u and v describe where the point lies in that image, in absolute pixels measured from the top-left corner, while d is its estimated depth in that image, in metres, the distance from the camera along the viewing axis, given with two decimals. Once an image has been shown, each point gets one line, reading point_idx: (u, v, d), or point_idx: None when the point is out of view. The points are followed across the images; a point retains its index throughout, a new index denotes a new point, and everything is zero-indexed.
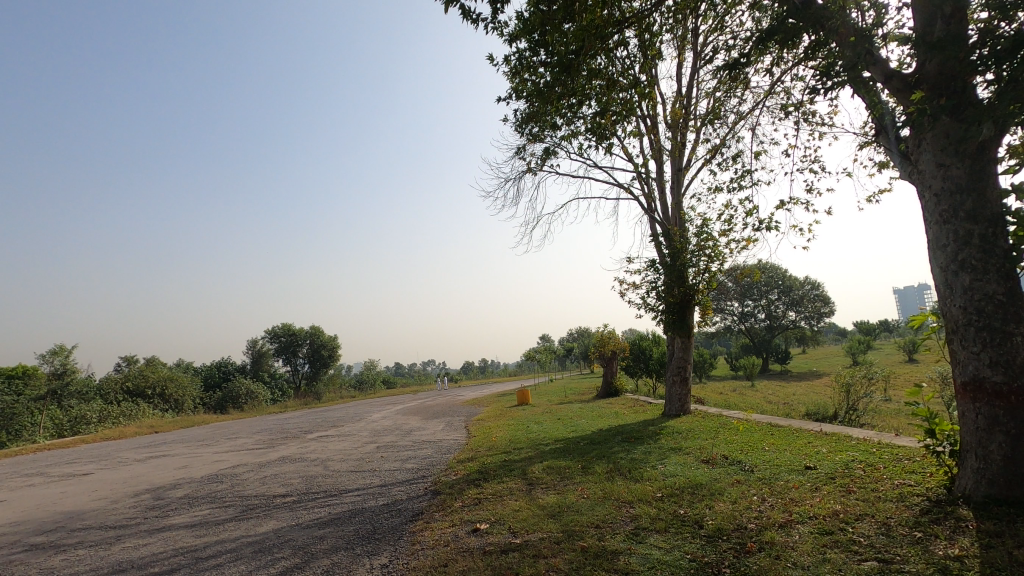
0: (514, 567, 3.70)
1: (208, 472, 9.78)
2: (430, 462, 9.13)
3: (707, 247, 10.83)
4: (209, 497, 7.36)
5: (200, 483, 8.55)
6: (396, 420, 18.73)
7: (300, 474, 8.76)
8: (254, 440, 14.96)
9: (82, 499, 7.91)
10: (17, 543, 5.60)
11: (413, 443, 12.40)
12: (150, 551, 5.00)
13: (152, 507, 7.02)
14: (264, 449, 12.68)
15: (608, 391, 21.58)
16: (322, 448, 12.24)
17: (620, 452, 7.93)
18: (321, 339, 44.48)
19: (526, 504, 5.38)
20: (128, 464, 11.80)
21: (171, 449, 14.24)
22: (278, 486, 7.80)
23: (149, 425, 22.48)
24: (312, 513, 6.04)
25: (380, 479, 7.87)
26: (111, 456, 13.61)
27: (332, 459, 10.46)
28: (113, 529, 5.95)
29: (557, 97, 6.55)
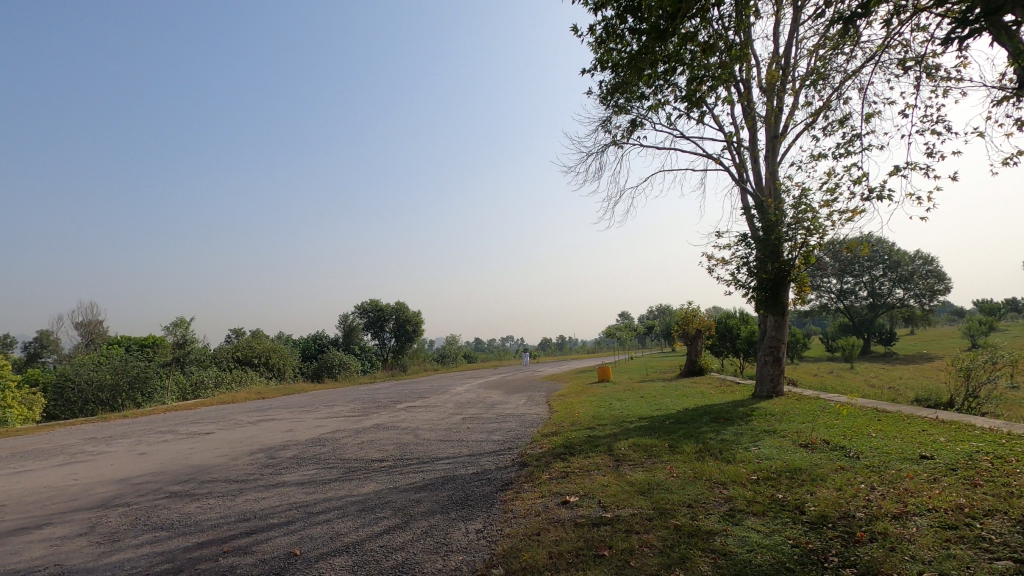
0: (607, 541, 3.73)
1: (311, 435, 10.59)
2: (515, 435, 9.34)
3: (806, 219, 10.08)
4: (314, 458, 7.98)
5: (305, 445, 9.28)
6: (479, 394, 19.28)
7: (394, 441, 9.28)
8: (349, 408, 15.97)
9: (208, 454, 8.85)
10: (160, 490, 6.39)
11: (496, 415, 12.72)
12: (269, 504, 5.53)
13: (267, 464, 7.73)
14: (358, 417, 13.51)
15: (691, 369, 20.93)
16: (411, 418, 12.84)
17: (709, 432, 7.69)
18: (406, 314, 46.53)
19: (614, 480, 5.38)
20: (242, 425, 13.04)
21: (278, 413, 15.54)
22: (375, 452, 8.30)
23: (256, 391, 24.64)
24: (407, 477, 6.39)
25: (469, 449, 8.17)
26: (227, 417, 15.08)
27: (422, 428, 10.97)
28: (235, 482, 6.63)
29: (647, 64, 6.27)
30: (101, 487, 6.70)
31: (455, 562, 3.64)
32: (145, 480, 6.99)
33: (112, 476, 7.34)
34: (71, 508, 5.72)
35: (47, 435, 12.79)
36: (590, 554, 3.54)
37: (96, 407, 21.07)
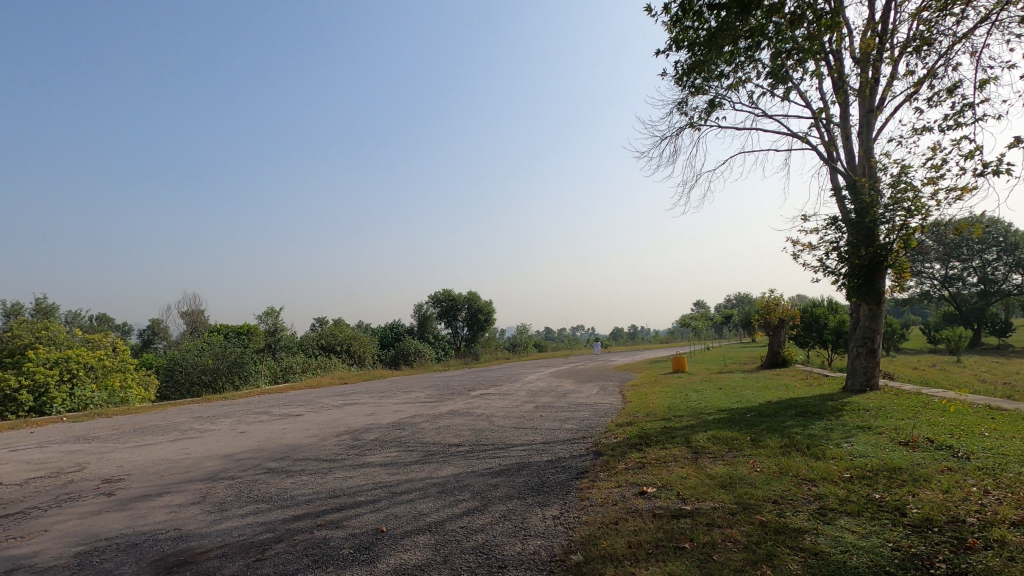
0: (688, 533, 3.66)
1: (392, 419, 11.08)
2: (588, 424, 9.31)
3: (906, 200, 9.26)
4: (395, 441, 8.35)
5: (386, 429, 9.73)
6: (551, 382, 19.37)
7: (469, 427, 9.52)
8: (426, 394, 16.54)
9: (299, 435, 9.49)
10: (260, 466, 6.94)
11: (569, 404, 12.73)
12: (357, 482, 5.86)
13: (352, 445, 8.19)
14: (434, 403, 13.95)
15: (773, 361, 19.93)
16: (485, 405, 13.12)
17: (795, 427, 7.31)
18: (478, 303, 47.43)
19: (693, 472, 5.25)
20: (328, 408, 13.86)
21: (360, 398, 16.37)
22: (452, 437, 8.56)
23: (339, 376, 26.07)
24: (484, 463, 6.55)
25: (543, 436, 8.24)
26: (315, 401, 16.05)
27: (496, 415, 11.19)
28: (325, 461, 7.07)
29: (727, 40, 5.97)
30: (209, 461, 7.37)
31: (533, 546, 3.70)
32: (246, 456, 7.61)
33: (218, 452, 8.03)
34: (186, 479, 6.32)
35: (162, 413, 14.20)
36: (670, 546, 3.48)
37: (201, 389, 23.07)
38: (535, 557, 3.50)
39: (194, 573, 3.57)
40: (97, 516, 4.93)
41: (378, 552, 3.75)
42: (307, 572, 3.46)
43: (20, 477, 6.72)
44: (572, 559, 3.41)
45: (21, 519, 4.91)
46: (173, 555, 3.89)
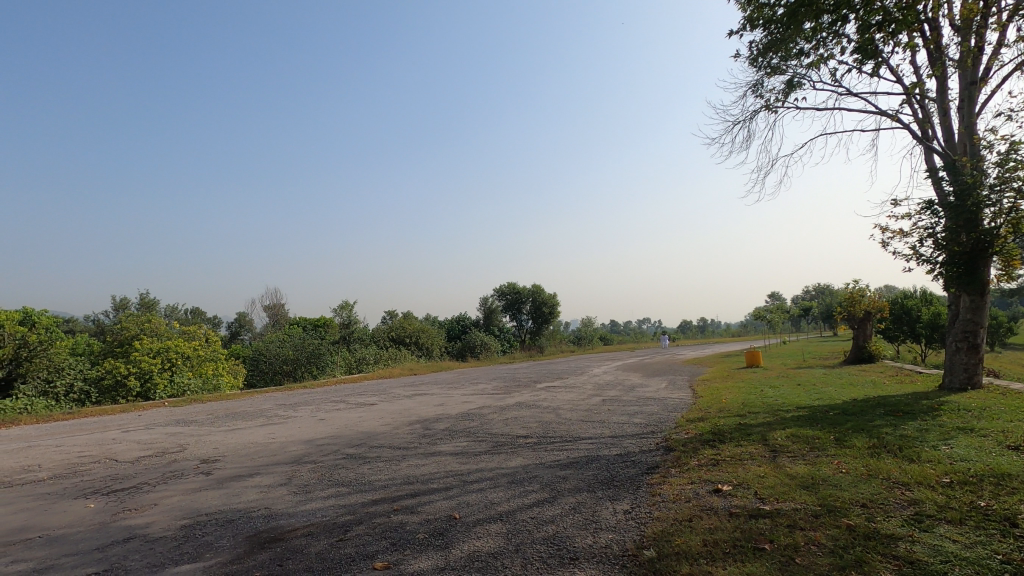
0: (768, 534, 3.52)
1: (460, 410, 11.33)
2: (657, 419, 9.12)
3: (1015, 180, 8.36)
4: (464, 432, 8.54)
5: (456, 419, 9.97)
6: (617, 376, 19.12)
7: (536, 419, 9.58)
8: (492, 386, 16.79)
9: (374, 423, 9.91)
10: (339, 451, 7.32)
11: (637, 398, 12.52)
12: (429, 470, 6.05)
13: (424, 434, 8.46)
14: (500, 395, 14.13)
15: (859, 356, 18.67)
16: (552, 398, 13.14)
17: (884, 427, 6.84)
18: (543, 296, 47.46)
19: (772, 472, 5.02)
20: (400, 398, 14.35)
21: (429, 389, 16.85)
22: (519, 428, 8.65)
23: (409, 367, 26.92)
24: (552, 455, 6.58)
25: (611, 430, 8.17)
26: (387, 391, 16.69)
27: (562, 408, 11.19)
28: (398, 449, 7.35)
29: (809, 16, 5.64)
30: (293, 446, 7.84)
31: (605, 540, 3.69)
32: (326, 442, 8.03)
33: (300, 437, 8.53)
34: (273, 462, 6.76)
35: (250, 400, 15.23)
36: (749, 546, 3.37)
37: (283, 377, 24.53)
38: (607, 551, 3.49)
39: (283, 549, 3.81)
40: (198, 493, 5.37)
41: (453, 538, 3.85)
42: (385, 554, 3.62)
43: (132, 455, 7.43)
44: (645, 554, 3.37)
45: (134, 493, 5.43)
46: (265, 532, 4.17)
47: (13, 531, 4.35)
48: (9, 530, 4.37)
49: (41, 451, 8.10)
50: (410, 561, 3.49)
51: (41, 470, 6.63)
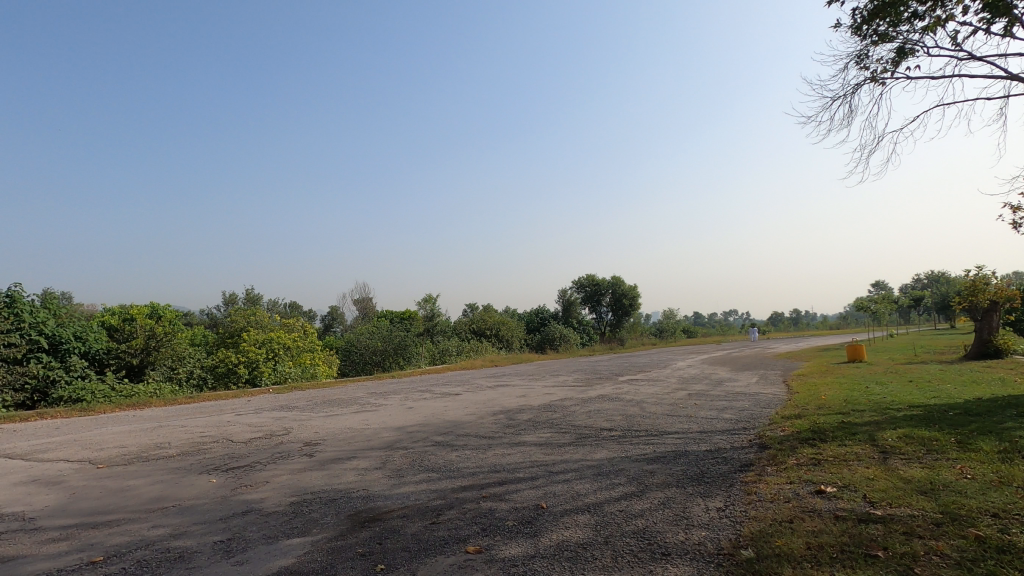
0: (880, 541, 3.27)
1: (543, 401, 11.41)
2: (749, 415, 8.70)
3: None
4: (547, 423, 8.58)
5: (538, 410, 10.05)
6: (703, 369, 18.42)
7: (620, 412, 9.43)
8: (573, 378, 16.75)
9: (459, 412, 10.21)
10: (428, 439, 7.61)
11: (726, 393, 12.01)
12: (515, 459, 6.15)
13: (508, 425, 8.60)
14: (582, 387, 14.06)
15: (982, 351, 16.78)
16: (635, 391, 12.89)
17: (1017, 430, 6.11)
18: (623, 287, 46.60)
19: (883, 474, 4.64)
20: (483, 389, 14.66)
21: (511, 380, 17.07)
22: (603, 421, 8.56)
23: (490, 359, 27.40)
24: (639, 448, 6.46)
25: (700, 425, 7.88)
26: (470, 381, 17.13)
27: (646, 401, 10.95)
28: (484, 438, 7.52)
29: None
30: (385, 432, 8.25)
31: (698, 537, 3.58)
32: (416, 430, 8.37)
33: (391, 424, 8.95)
34: (368, 447, 7.16)
35: (344, 388, 16.17)
36: (859, 552, 3.14)
37: (372, 367, 25.82)
38: (700, 549, 3.38)
39: (381, 529, 4.03)
40: (303, 473, 5.79)
41: (541, 527, 3.90)
42: (477, 539, 3.72)
43: (245, 437, 8.13)
44: (742, 554, 3.23)
45: (249, 471, 5.95)
46: (364, 512, 4.43)
47: (152, 500, 4.91)
48: (149, 499, 4.93)
49: (170, 430, 9.07)
50: (501, 546, 3.57)
51: (171, 447, 7.42)
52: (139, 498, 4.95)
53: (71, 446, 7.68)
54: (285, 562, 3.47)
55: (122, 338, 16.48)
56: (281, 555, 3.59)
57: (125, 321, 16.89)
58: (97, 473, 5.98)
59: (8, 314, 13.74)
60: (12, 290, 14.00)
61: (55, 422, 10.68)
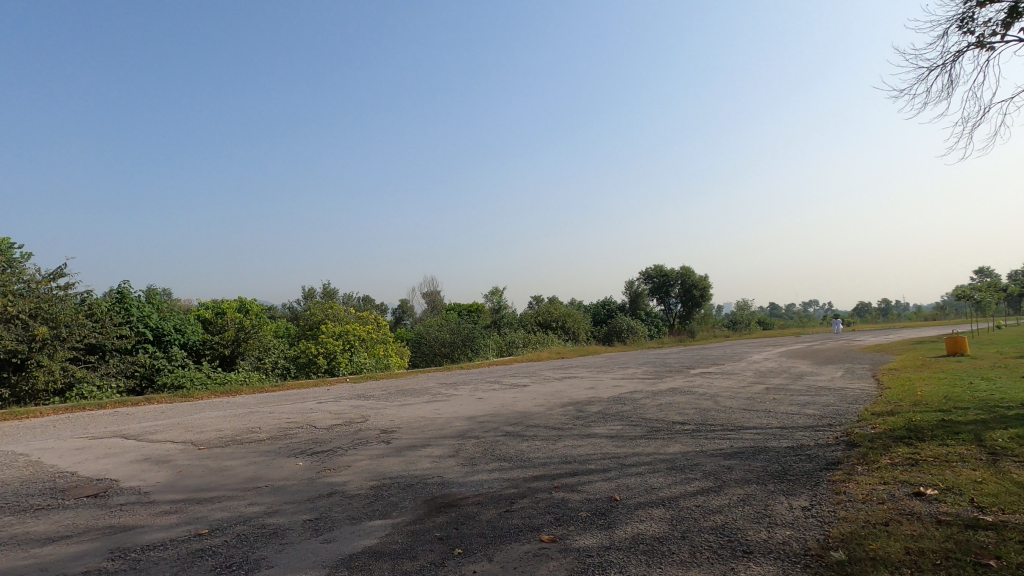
0: (993, 549, 2.99)
1: (612, 394, 11.28)
2: (835, 411, 8.20)
3: None
4: (618, 416, 8.48)
5: (607, 403, 9.94)
6: (782, 363, 17.55)
7: (693, 406, 9.17)
8: (643, 371, 16.44)
9: (528, 404, 10.29)
10: (498, 428, 7.73)
11: (808, 388, 11.38)
12: (586, 451, 6.13)
13: (577, 416, 8.57)
14: (652, 380, 13.78)
15: None
16: (708, 385, 12.48)
17: None
18: (693, 278, 45.13)
19: (992, 478, 4.25)
20: (551, 381, 14.68)
21: (579, 372, 16.98)
22: (675, 415, 8.35)
23: (557, 351, 27.38)
24: (715, 443, 6.26)
25: (780, 421, 7.52)
26: (538, 373, 17.21)
27: (721, 395, 10.56)
28: (554, 429, 7.54)
29: None
30: (457, 421, 8.45)
31: (781, 536, 3.43)
32: (486, 420, 8.52)
33: (462, 414, 9.15)
34: (442, 435, 7.36)
35: (416, 379, 16.69)
36: (967, 560, 2.90)
37: (442, 359, 26.49)
38: (785, 548, 3.24)
39: (457, 514, 4.15)
40: (381, 459, 6.05)
41: (615, 519, 3.87)
42: (551, 528, 3.75)
43: (327, 423, 8.60)
44: (832, 556, 3.07)
45: (332, 455, 6.29)
46: (440, 498, 4.57)
47: (248, 479, 5.30)
48: (245, 478, 5.33)
49: (260, 416, 9.74)
50: (575, 537, 3.57)
51: (262, 432, 7.97)
52: (236, 478, 5.36)
53: (176, 429, 8.42)
54: (369, 542, 3.64)
55: (216, 331, 17.90)
56: (365, 535, 3.77)
57: (218, 314, 18.31)
58: (199, 454, 6.52)
59: (120, 308, 15.23)
60: (122, 286, 15.48)
61: (162, 407, 11.75)
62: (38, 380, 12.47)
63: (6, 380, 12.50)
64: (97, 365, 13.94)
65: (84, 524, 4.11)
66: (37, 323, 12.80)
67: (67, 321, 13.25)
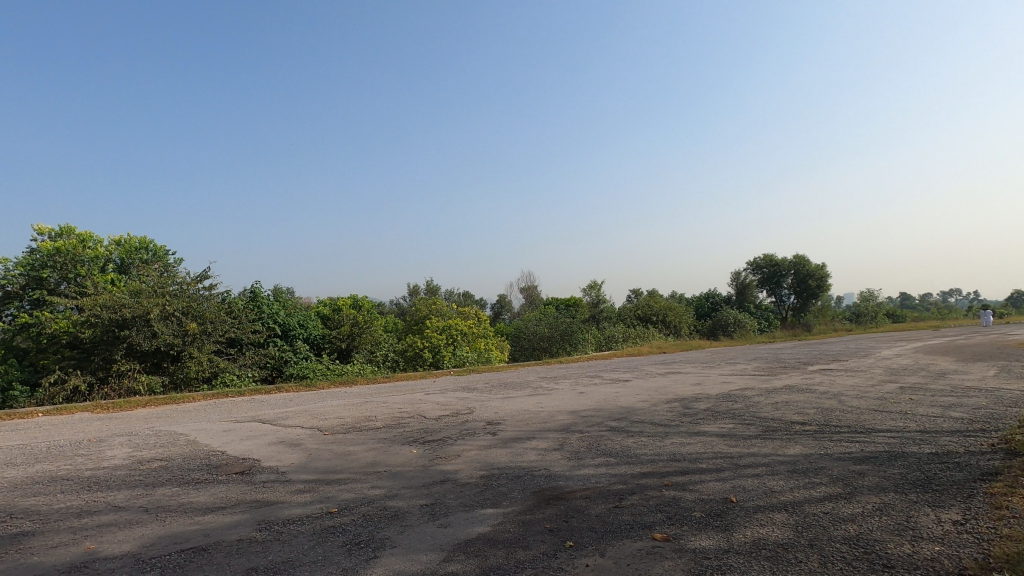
0: None
1: (720, 390, 10.77)
2: (989, 415, 7.21)
3: None
4: (729, 413, 8.06)
5: (716, 400, 9.49)
6: (918, 359, 15.72)
7: (813, 405, 8.50)
8: (752, 366, 15.55)
9: (631, 399, 10.08)
10: (602, 423, 7.65)
11: (952, 388, 10.10)
12: (696, 450, 5.89)
13: (685, 413, 8.26)
14: (764, 377, 12.95)
15: None
16: (830, 382, 11.49)
17: None
18: (808, 267, 41.74)
19: None
20: (654, 376, 14.29)
21: (684, 367, 16.35)
22: (794, 414, 7.78)
23: (658, 345, 26.57)
24: (843, 446, 5.75)
25: (920, 424, 6.75)
26: (639, 368, 16.82)
27: (846, 394, 9.70)
28: (660, 426, 7.33)
29: None
30: (561, 415, 8.48)
31: (929, 551, 3.09)
32: (590, 414, 8.47)
33: (566, 408, 9.17)
34: (546, 428, 7.43)
35: (517, 372, 16.97)
36: None
37: (541, 353, 26.72)
38: (935, 565, 2.92)
39: (567, 507, 4.17)
40: (489, 449, 6.23)
41: (733, 521, 3.69)
42: (664, 527, 3.66)
43: (436, 414, 8.99)
44: None
45: (442, 444, 6.58)
46: (548, 490, 4.62)
47: (369, 464, 5.69)
48: (366, 463, 5.73)
49: (375, 405, 10.43)
50: (690, 537, 3.46)
51: (378, 420, 8.52)
52: (359, 462, 5.78)
53: (304, 415, 9.24)
54: (482, 529, 3.77)
55: (334, 326, 19.61)
56: (479, 522, 3.91)
57: (335, 311, 20.04)
58: (325, 439, 7.09)
59: (254, 306, 16.99)
60: (254, 286, 17.24)
61: (290, 395, 12.93)
62: (190, 369, 14.23)
63: (165, 369, 14.37)
64: (237, 357, 15.63)
65: (235, 497, 4.64)
66: (188, 319, 14.62)
67: (211, 318, 15.02)
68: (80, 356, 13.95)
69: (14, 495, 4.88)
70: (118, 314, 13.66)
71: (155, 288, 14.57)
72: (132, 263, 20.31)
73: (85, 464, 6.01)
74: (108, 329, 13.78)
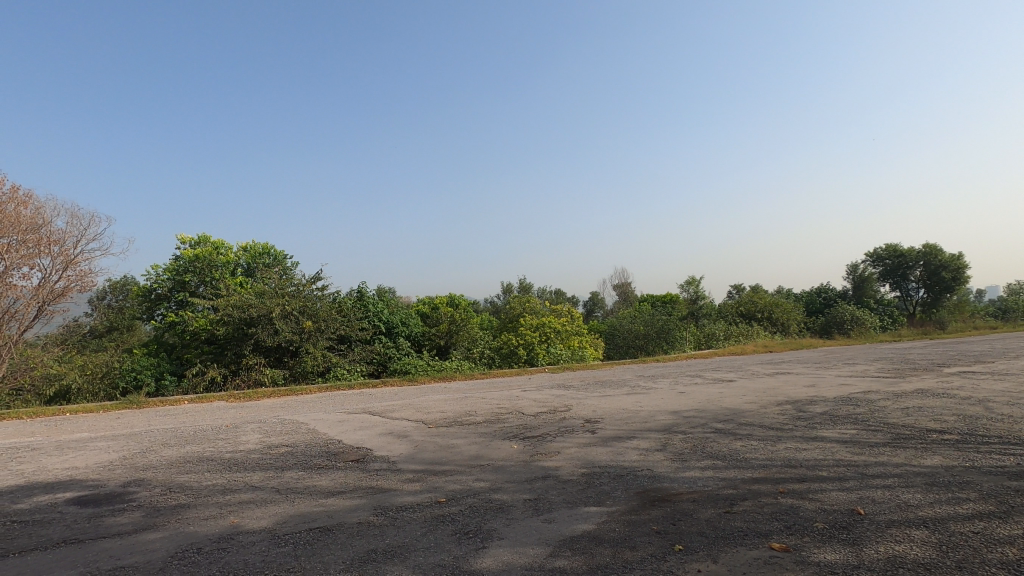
0: None
1: (838, 393, 9.92)
2: None
3: None
4: (850, 418, 7.40)
5: (834, 403, 8.74)
6: None
7: (953, 411, 7.57)
8: (875, 368, 14.16)
9: (737, 400, 9.55)
10: (706, 425, 7.33)
11: None
12: (814, 456, 5.47)
13: (799, 417, 7.69)
14: (890, 379, 11.76)
15: None
16: (972, 386, 10.19)
17: None
18: (941, 257, 37.25)
19: None
20: (761, 376, 13.44)
21: (795, 368, 15.23)
22: (929, 422, 6.98)
23: (764, 344, 25.00)
24: (994, 459, 5.07)
25: None
26: (744, 367, 15.90)
27: (993, 400, 8.56)
28: (771, 429, 6.89)
29: None
30: (661, 415, 8.22)
31: None
32: (693, 415, 8.15)
33: (666, 407, 8.89)
34: (647, 428, 7.24)
35: (613, 371, 16.70)
36: None
37: (636, 351, 26.11)
38: None
39: (673, 510, 4.04)
40: (589, 447, 6.19)
41: (861, 535, 3.39)
42: (782, 536, 3.44)
43: (533, 410, 9.07)
44: None
45: (542, 441, 6.63)
46: (653, 491, 4.50)
47: (472, 457, 5.87)
48: (470, 456, 5.92)
49: (474, 401, 10.73)
50: (812, 549, 3.22)
51: (477, 415, 8.75)
52: (463, 455, 5.98)
53: (409, 409, 9.71)
54: (587, 527, 3.76)
55: (433, 324, 20.36)
56: (583, 520, 3.90)
57: (434, 310, 20.77)
58: (429, 431, 7.42)
59: (361, 305, 18.13)
60: (361, 287, 18.38)
61: (394, 389, 13.65)
62: (307, 363, 15.47)
63: (286, 363, 15.73)
64: (346, 353, 16.77)
65: (352, 483, 4.99)
66: (304, 318, 15.91)
67: (323, 316, 16.24)
68: (216, 351, 15.65)
69: (171, 471, 5.59)
70: (246, 313, 15.23)
71: (277, 290, 16.02)
72: (257, 267, 22.39)
73: (225, 447, 6.74)
74: (238, 327, 15.35)
